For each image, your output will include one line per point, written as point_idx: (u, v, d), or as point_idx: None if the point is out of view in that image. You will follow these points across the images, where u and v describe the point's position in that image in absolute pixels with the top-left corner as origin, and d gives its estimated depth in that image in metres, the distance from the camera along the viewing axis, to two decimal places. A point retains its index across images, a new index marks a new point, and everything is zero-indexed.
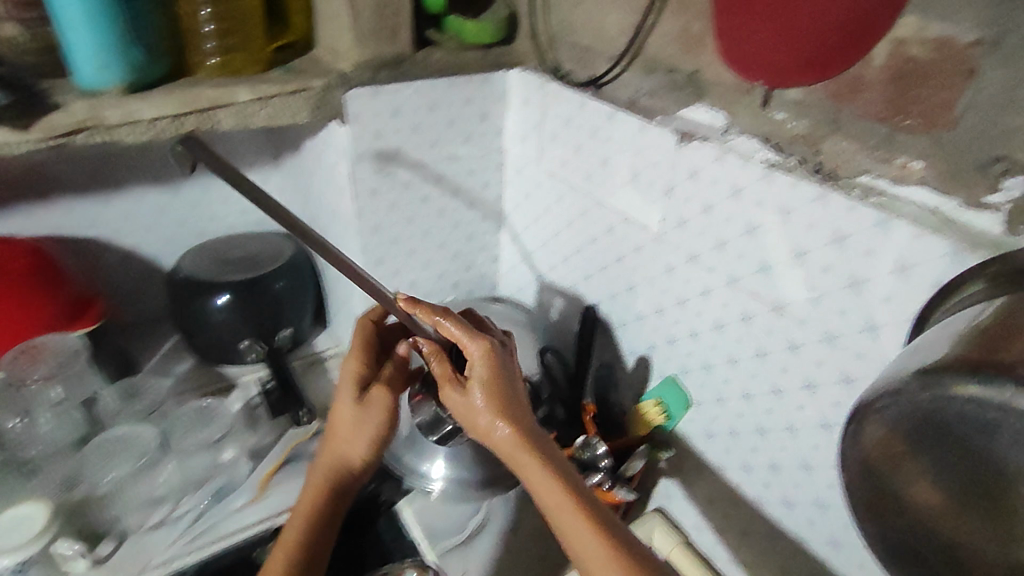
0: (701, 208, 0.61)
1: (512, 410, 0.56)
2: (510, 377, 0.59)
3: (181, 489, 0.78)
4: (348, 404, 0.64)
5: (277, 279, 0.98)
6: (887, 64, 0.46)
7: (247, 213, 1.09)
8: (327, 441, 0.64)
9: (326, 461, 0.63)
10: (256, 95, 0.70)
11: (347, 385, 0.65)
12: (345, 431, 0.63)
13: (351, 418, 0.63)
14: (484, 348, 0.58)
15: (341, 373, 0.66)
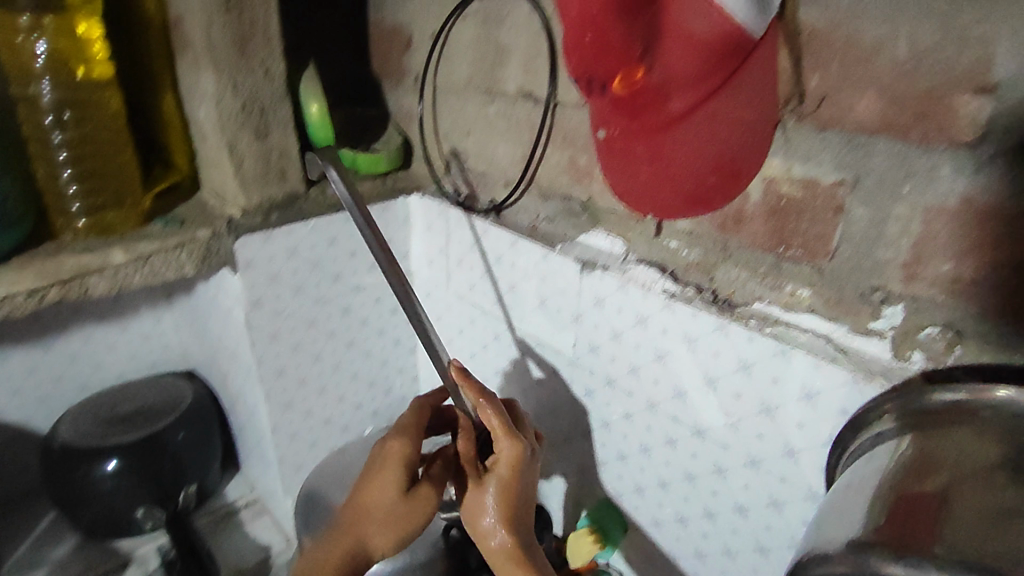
0: (610, 335, 0.60)
1: (520, 523, 0.56)
2: (529, 485, 0.56)
3: None
4: (386, 493, 0.57)
5: (176, 432, 0.88)
6: (764, 199, 0.48)
7: (141, 358, 1.01)
8: (345, 521, 0.57)
9: (345, 547, 0.56)
10: (132, 256, 0.67)
11: (395, 470, 0.57)
12: (373, 523, 0.57)
13: (380, 510, 0.57)
14: (517, 453, 0.55)
15: (388, 451, 0.58)
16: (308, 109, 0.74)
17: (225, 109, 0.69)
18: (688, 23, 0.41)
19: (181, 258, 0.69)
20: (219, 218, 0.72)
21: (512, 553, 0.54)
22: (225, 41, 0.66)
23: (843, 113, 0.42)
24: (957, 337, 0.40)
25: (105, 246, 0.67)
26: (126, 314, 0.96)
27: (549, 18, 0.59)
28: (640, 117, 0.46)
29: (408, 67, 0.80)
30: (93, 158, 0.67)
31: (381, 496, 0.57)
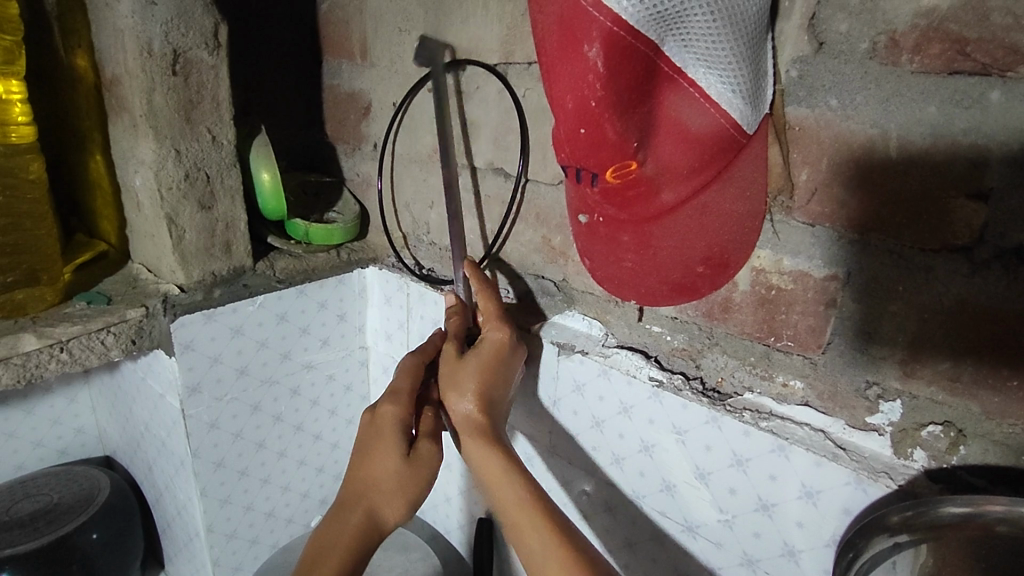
0: (591, 422, 0.57)
1: (490, 405, 0.50)
2: (508, 375, 0.52)
3: None
4: (389, 464, 0.49)
5: (88, 533, 0.77)
6: (753, 289, 0.47)
7: (49, 442, 0.89)
8: (349, 497, 0.49)
9: (360, 520, 0.48)
10: (47, 341, 0.58)
11: (391, 435, 0.49)
12: (385, 490, 0.49)
13: (387, 477, 0.49)
14: (501, 338, 0.52)
15: (379, 418, 0.50)
16: (259, 177, 0.69)
17: (165, 179, 0.63)
18: (685, 118, 0.40)
19: (106, 343, 0.61)
20: (152, 295, 0.65)
21: (481, 434, 0.49)
22: (168, 106, 0.61)
23: (835, 209, 0.42)
24: (960, 435, 0.40)
25: (14, 331, 0.59)
26: (31, 395, 0.85)
27: (521, 97, 0.58)
28: (629, 208, 0.45)
29: (365, 134, 0.76)
30: (5, 232, 0.59)
31: (383, 467, 0.49)
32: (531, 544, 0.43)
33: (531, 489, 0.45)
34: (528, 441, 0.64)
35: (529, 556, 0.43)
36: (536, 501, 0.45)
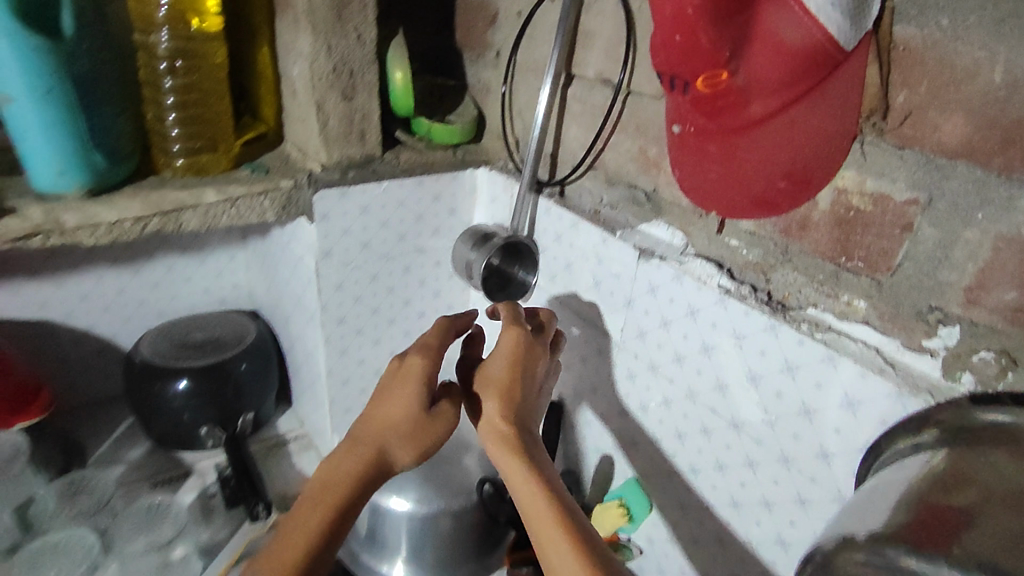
0: (660, 323, 0.62)
1: (514, 409, 0.53)
2: (535, 369, 0.57)
3: None
4: (408, 408, 0.52)
5: (240, 362, 0.95)
6: (832, 209, 0.49)
7: (214, 291, 1.07)
8: (357, 438, 0.51)
9: (367, 460, 0.49)
10: (223, 196, 0.71)
11: (415, 383, 0.53)
12: (398, 434, 0.51)
13: (402, 423, 0.52)
14: (519, 340, 0.57)
15: (406, 366, 0.54)
16: (393, 75, 0.77)
17: (317, 69, 0.72)
18: (781, 31, 0.41)
19: (264, 205, 0.74)
20: (300, 171, 0.76)
21: (506, 438, 0.52)
22: (324, 3, 0.70)
23: (928, 133, 0.43)
24: (1011, 363, 0.41)
25: (200, 185, 0.72)
26: (203, 250, 1.03)
27: (636, 9, 0.60)
28: (718, 117, 0.48)
29: (489, 43, 0.82)
30: (197, 104, 0.72)
31: (399, 410, 0.52)
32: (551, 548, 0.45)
33: (552, 492, 0.48)
34: (603, 336, 0.70)
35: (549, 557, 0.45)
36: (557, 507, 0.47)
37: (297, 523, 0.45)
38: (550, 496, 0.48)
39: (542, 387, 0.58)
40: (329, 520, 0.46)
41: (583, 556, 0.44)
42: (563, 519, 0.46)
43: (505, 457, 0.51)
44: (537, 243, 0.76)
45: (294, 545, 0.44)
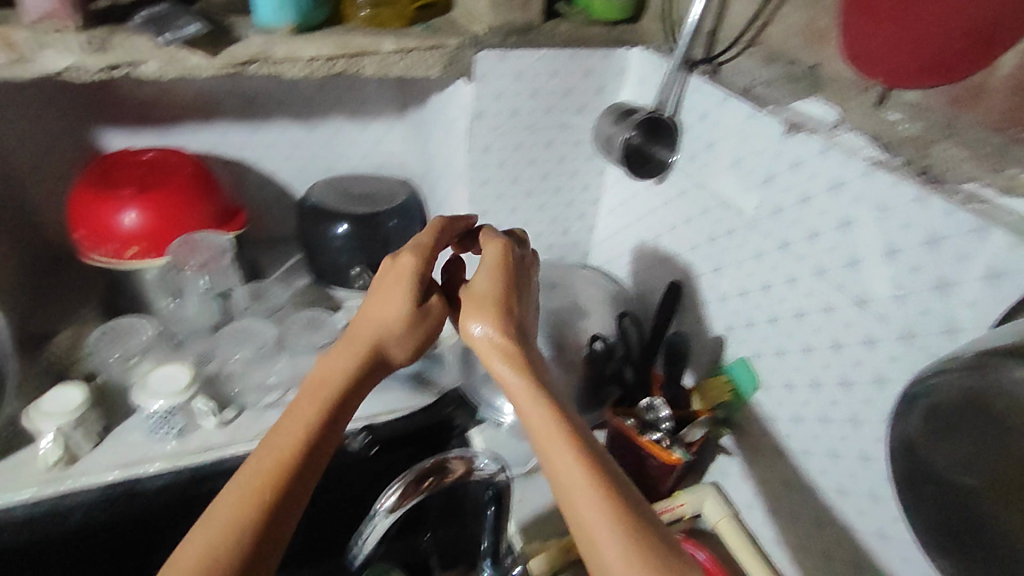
0: (798, 199, 0.62)
1: (513, 315, 0.49)
2: (525, 276, 0.54)
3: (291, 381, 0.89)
4: (397, 309, 0.49)
5: (390, 218, 1.05)
6: (1013, 74, 0.46)
7: (373, 159, 1.16)
8: (348, 333, 0.48)
9: (355, 355, 0.47)
10: (398, 46, 0.78)
11: (408, 283, 0.49)
12: (388, 330, 0.49)
13: (389, 322, 0.49)
14: (506, 250, 0.53)
15: (397, 265, 0.50)
16: None
17: None
18: None
19: (432, 61, 0.79)
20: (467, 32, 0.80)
21: (506, 343, 0.46)
22: None
23: None
24: None
25: (379, 35, 0.79)
26: (368, 115, 1.12)
27: None
28: None
29: None
30: None
31: (391, 314, 0.49)
32: (558, 464, 0.41)
33: (555, 402, 0.43)
34: (736, 215, 0.70)
35: (557, 475, 0.41)
36: (560, 418, 0.43)
37: (289, 414, 0.43)
38: (553, 404, 0.43)
39: (533, 296, 0.53)
40: (321, 415, 0.43)
41: (590, 465, 0.40)
42: (565, 425, 0.42)
43: (497, 371, 0.46)
44: (677, 122, 0.76)
45: (284, 445, 0.41)
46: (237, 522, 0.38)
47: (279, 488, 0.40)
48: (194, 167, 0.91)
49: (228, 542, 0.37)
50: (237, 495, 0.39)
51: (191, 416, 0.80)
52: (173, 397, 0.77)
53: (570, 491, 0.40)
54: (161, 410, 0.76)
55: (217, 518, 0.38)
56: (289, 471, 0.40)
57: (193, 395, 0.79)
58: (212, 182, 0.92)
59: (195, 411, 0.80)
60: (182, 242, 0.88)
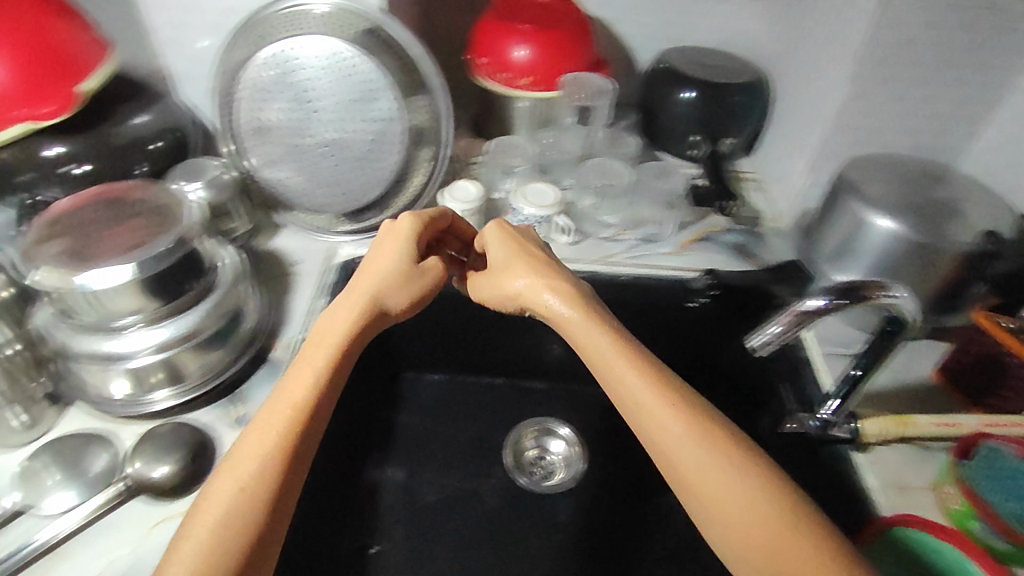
0: None
1: (548, 274, 0.66)
2: (528, 239, 0.72)
3: (630, 223, 1.00)
4: (394, 260, 0.64)
5: (737, 92, 1.04)
6: None
7: (723, 33, 1.12)
8: (350, 295, 0.62)
9: (363, 311, 0.61)
10: None
11: (403, 241, 0.66)
12: (393, 284, 0.63)
13: (385, 273, 0.63)
14: (498, 226, 0.71)
15: (394, 228, 0.67)
16: None
17: None
18: None
19: None
20: None
21: (571, 295, 0.63)
22: None
23: None
24: None
25: None
26: None
27: None
28: None
29: None
30: None
31: (383, 262, 0.64)
32: (632, 387, 0.55)
33: (613, 330, 0.60)
34: None
35: (631, 396, 0.54)
36: (626, 346, 0.58)
37: (306, 365, 0.57)
38: (617, 338, 0.59)
39: (554, 256, 0.70)
40: (328, 364, 0.57)
41: (650, 377, 0.55)
42: (621, 348, 0.57)
43: (523, 294, 0.65)
44: None
45: (297, 388, 0.55)
46: (277, 444, 0.51)
47: (301, 417, 0.53)
48: (574, 13, 0.99)
49: (270, 459, 0.50)
50: (275, 425, 0.52)
51: (550, 230, 0.94)
52: (545, 208, 0.92)
53: (632, 399, 0.54)
54: (536, 216, 0.92)
55: (262, 442, 0.51)
56: (302, 411, 0.53)
57: (557, 212, 0.93)
58: (586, 29, 0.99)
59: (554, 227, 0.94)
60: (569, 81, 0.97)
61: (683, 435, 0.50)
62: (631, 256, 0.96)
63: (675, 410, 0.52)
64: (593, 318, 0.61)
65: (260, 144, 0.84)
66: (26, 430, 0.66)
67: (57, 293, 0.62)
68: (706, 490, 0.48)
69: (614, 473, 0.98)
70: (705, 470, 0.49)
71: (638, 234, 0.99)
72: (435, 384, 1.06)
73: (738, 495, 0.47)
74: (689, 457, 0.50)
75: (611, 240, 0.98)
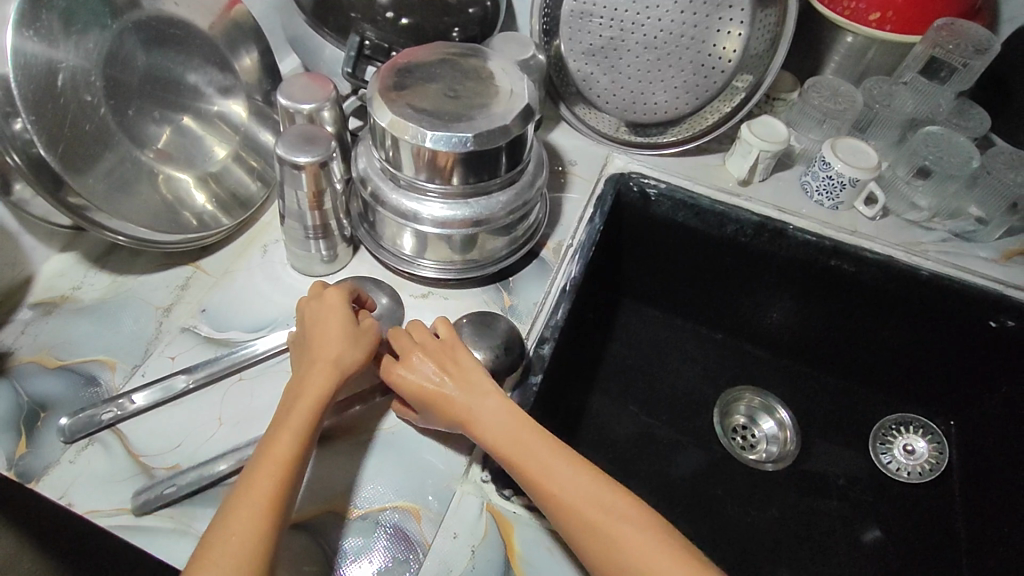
0: None
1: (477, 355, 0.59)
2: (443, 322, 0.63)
3: (940, 211, 0.87)
4: (341, 325, 0.57)
5: None
6: None
7: None
8: (311, 364, 0.55)
9: (331, 373, 0.54)
10: None
11: (339, 309, 0.58)
12: (353, 348, 0.56)
13: (349, 333, 0.57)
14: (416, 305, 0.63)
15: (322, 299, 0.59)
16: None
17: None
18: None
19: None
20: None
21: (493, 401, 0.55)
22: None
23: None
24: None
25: None
26: None
27: None
28: None
29: None
30: None
31: (332, 325, 0.57)
32: (595, 525, 0.48)
33: (559, 446, 0.52)
34: None
35: (596, 534, 0.47)
36: (582, 466, 0.51)
37: (282, 426, 0.50)
38: (566, 456, 0.51)
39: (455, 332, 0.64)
40: (309, 418, 0.51)
41: (613, 512, 0.48)
42: (564, 467, 0.50)
43: (445, 403, 0.56)
44: None
45: (270, 450, 0.48)
46: (274, 498, 0.46)
47: (292, 473, 0.48)
48: None
49: (266, 520, 0.45)
50: (267, 481, 0.46)
51: (854, 196, 0.85)
52: (858, 170, 0.82)
53: (514, 454, 0.52)
54: (847, 178, 0.83)
55: (261, 495, 0.45)
56: (292, 466, 0.48)
57: (871, 178, 0.83)
58: None
59: (861, 194, 0.85)
60: (941, 26, 0.81)
61: (580, 467, 0.51)
62: (938, 250, 0.84)
63: (646, 536, 0.47)
64: (495, 405, 0.54)
65: (575, 31, 0.78)
66: (327, 266, 0.70)
67: (391, 144, 0.61)
68: (590, 524, 0.48)
69: (829, 466, 0.92)
70: (633, 545, 0.47)
71: (949, 227, 0.86)
72: (651, 319, 1.02)
73: (626, 525, 0.47)
74: (575, 493, 0.49)
75: (918, 225, 0.86)
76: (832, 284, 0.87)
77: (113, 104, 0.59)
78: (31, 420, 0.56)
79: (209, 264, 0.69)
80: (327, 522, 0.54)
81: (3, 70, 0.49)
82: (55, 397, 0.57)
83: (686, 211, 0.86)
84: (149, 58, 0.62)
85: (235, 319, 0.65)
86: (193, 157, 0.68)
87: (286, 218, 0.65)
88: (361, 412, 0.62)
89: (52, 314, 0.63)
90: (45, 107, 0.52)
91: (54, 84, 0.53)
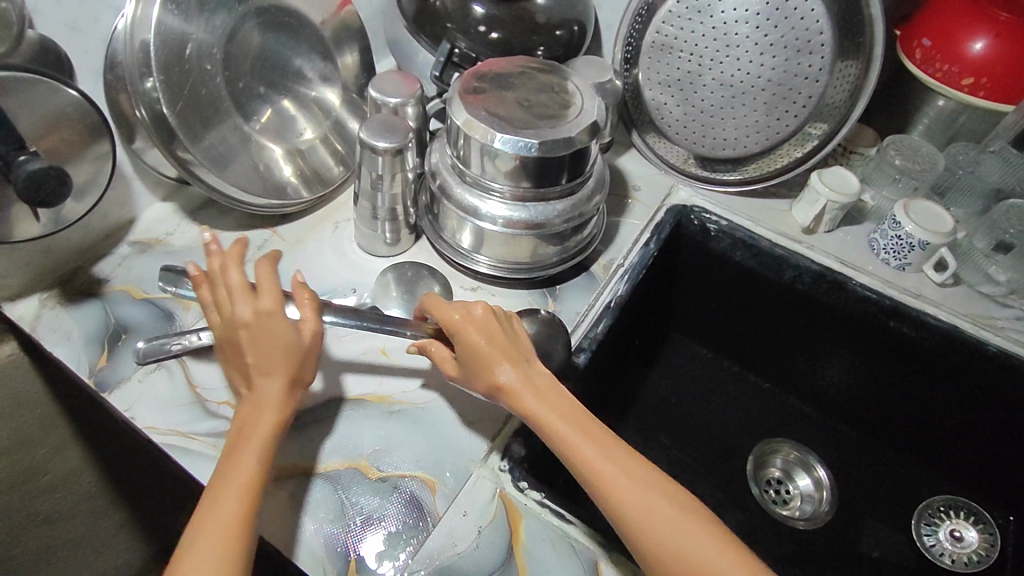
0: None
1: (511, 333, 0.57)
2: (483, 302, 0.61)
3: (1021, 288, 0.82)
4: (274, 343, 0.54)
5: None
6: None
7: None
8: (256, 387, 0.54)
9: (285, 393, 0.53)
10: None
11: (270, 324, 0.54)
12: (294, 364, 0.54)
13: (295, 347, 0.54)
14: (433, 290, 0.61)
15: (251, 311, 0.54)
16: None
17: None
18: None
19: None
20: None
21: (539, 382, 0.55)
22: None
23: None
24: None
25: None
26: None
27: None
28: None
29: None
30: None
31: (266, 344, 0.54)
32: (649, 509, 0.48)
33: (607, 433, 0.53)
34: None
35: (649, 518, 0.48)
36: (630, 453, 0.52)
37: (244, 447, 0.50)
38: (613, 443, 0.52)
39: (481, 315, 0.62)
40: (270, 437, 0.51)
41: (664, 499, 0.49)
42: (615, 453, 0.51)
43: (494, 370, 0.55)
44: None
45: (233, 468, 0.49)
46: (244, 518, 0.47)
47: (257, 490, 0.49)
48: None
49: (234, 541, 0.46)
50: (230, 502, 0.47)
51: (923, 258, 0.83)
52: (930, 233, 0.80)
53: (556, 426, 0.52)
54: (917, 239, 0.80)
55: (226, 516, 0.47)
56: (256, 486, 0.49)
57: (944, 243, 0.81)
58: None
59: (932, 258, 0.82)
60: None
61: (630, 454, 0.51)
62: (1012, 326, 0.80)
63: (701, 526, 0.48)
64: (543, 380, 0.55)
65: (656, 62, 0.81)
66: (390, 248, 0.75)
67: (463, 141, 0.66)
68: (633, 505, 0.48)
69: (864, 537, 0.87)
70: (688, 535, 0.47)
71: None
72: (697, 357, 1.02)
73: (680, 514, 0.48)
74: (614, 465, 0.50)
75: (992, 299, 0.82)
76: (888, 345, 0.83)
77: (228, 77, 0.67)
78: (113, 339, 0.63)
79: (285, 231, 0.76)
80: (348, 476, 0.58)
81: (145, 36, 0.57)
82: (137, 324, 0.65)
83: (743, 250, 0.86)
84: (264, 41, 0.70)
85: (300, 283, 0.71)
86: (289, 135, 0.75)
87: (359, 197, 0.71)
88: (399, 385, 0.66)
89: (146, 252, 0.71)
90: (172, 70, 0.60)
91: (183, 52, 0.61)
